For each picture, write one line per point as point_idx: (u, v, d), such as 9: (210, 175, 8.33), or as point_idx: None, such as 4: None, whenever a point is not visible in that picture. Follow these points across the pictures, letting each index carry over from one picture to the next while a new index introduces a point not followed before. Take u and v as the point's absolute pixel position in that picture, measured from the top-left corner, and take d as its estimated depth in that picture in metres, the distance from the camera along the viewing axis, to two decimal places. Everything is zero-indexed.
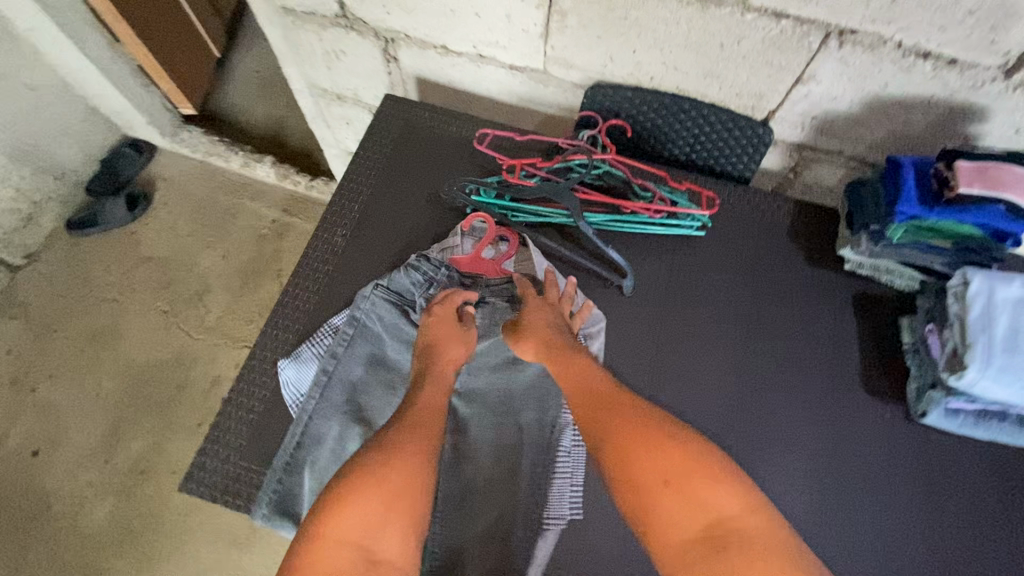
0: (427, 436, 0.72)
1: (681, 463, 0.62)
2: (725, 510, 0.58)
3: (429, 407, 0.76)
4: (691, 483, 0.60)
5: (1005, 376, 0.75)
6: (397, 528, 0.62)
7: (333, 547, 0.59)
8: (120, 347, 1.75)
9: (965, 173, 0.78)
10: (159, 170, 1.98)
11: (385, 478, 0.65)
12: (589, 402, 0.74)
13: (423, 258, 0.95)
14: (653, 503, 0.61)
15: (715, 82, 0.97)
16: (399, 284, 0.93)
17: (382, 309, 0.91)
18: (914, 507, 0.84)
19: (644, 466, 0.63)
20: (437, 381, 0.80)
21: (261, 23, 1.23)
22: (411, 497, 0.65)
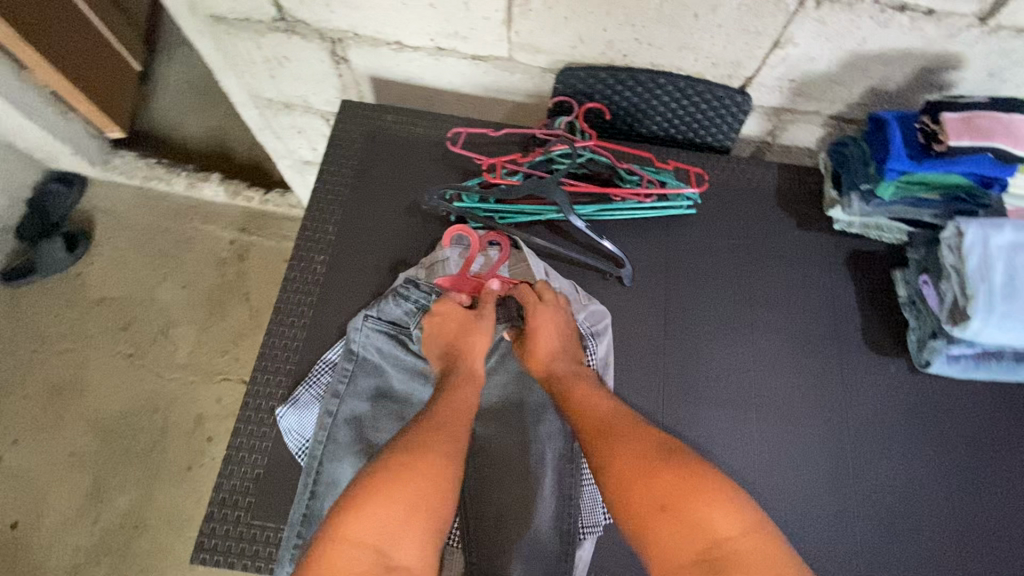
0: (455, 434, 0.70)
1: (676, 486, 0.63)
2: (720, 532, 0.59)
3: (462, 402, 0.74)
4: (687, 506, 0.61)
5: (1007, 323, 0.76)
6: (418, 533, 0.61)
7: (350, 548, 0.58)
8: (87, 399, 1.63)
9: (953, 125, 0.77)
10: (96, 203, 1.82)
11: (410, 481, 0.63)
12: (590, 425, 0.73)
13: (413, 286, 0.87)
14: (651, 526, 0.62)
15: (691, 54, 0.93)
16: (391, 313, 0.86)
17: (379, 340, 0.85)
18: (927, 455, 0.87)
19: (639, 487, 0.64)
20: (468, 377, 0.78)
21: (188, 34, 1.12)
22: (436, 500, 0.63)
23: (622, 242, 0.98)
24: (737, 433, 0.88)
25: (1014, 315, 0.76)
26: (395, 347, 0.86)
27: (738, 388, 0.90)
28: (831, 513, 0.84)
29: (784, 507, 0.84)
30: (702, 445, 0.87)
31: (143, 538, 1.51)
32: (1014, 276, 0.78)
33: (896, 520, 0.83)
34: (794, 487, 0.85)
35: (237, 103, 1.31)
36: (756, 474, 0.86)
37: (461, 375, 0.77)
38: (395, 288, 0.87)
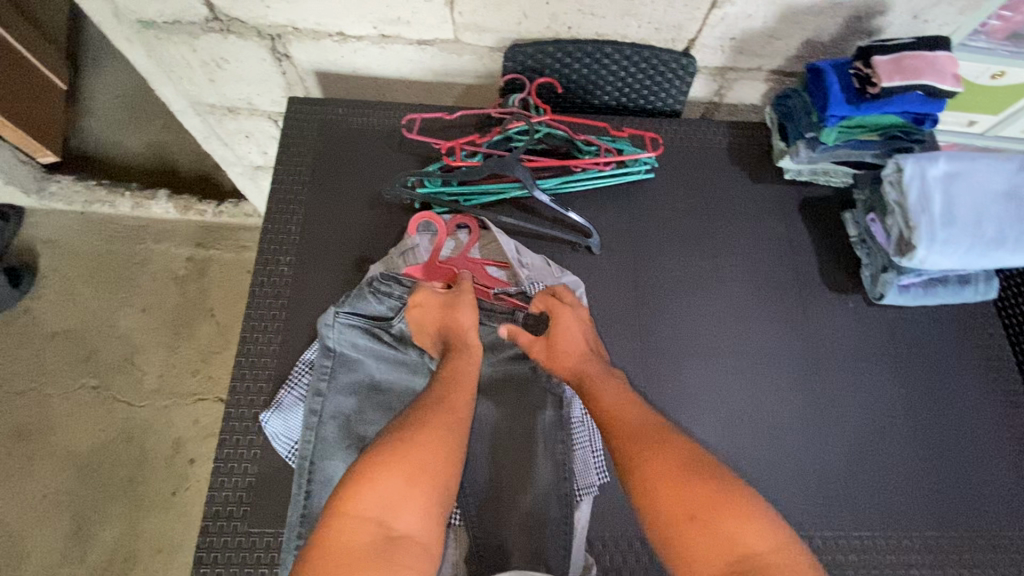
0: (455, 409, 0.71)
1: (709, 497, 0.62)
2: (751, 546, 0.58)
3: (457, 371, 0.76)
4: (719, 517, 0.60)
5: (947, 249, 0.82)
6: (419, 504, 0.62)
7: (354, 521, 0.59)
8: (54, 438, 1.56)
9: (884, 68, 0.82)
10: (37, 233, 1.73)
11: (412, 453, 0.64)
12: (621, 428, 0.73)
13: (394, 281, 0.86)
14: (680, 538, 0.61)
15: (634, 21, 0.95)
16: (371, 309, 0.86)
17: (358, 335, 0.85)
18: (890, 380, 0.93)
19: (669, 496, 0.64)
20: (465, 350, 0.79)
21: (116, 43, 1.07)
22: (438, 471, 0.64)
23: (587, 212, 1.00)
24: (716, 383, 0.91)
25: (953, 241, 0.82)
26: (373, 341, 0.85)
27: (713, 341, 0.94)
28: (810, 447, 0.89)
29: (767, 447, 0.88)
30: (686, 399, 0.90)
31: (134, 570, 1.46)
32: (950, 204, 0.83)
33: (869, 444, 0.89)
34: (775, 427, 0.89)
35: (178, 112, 1.26)
36: (739, 420, 0.89)
37: (459, 350, 0.79)
38: (373, 285, 0.86)
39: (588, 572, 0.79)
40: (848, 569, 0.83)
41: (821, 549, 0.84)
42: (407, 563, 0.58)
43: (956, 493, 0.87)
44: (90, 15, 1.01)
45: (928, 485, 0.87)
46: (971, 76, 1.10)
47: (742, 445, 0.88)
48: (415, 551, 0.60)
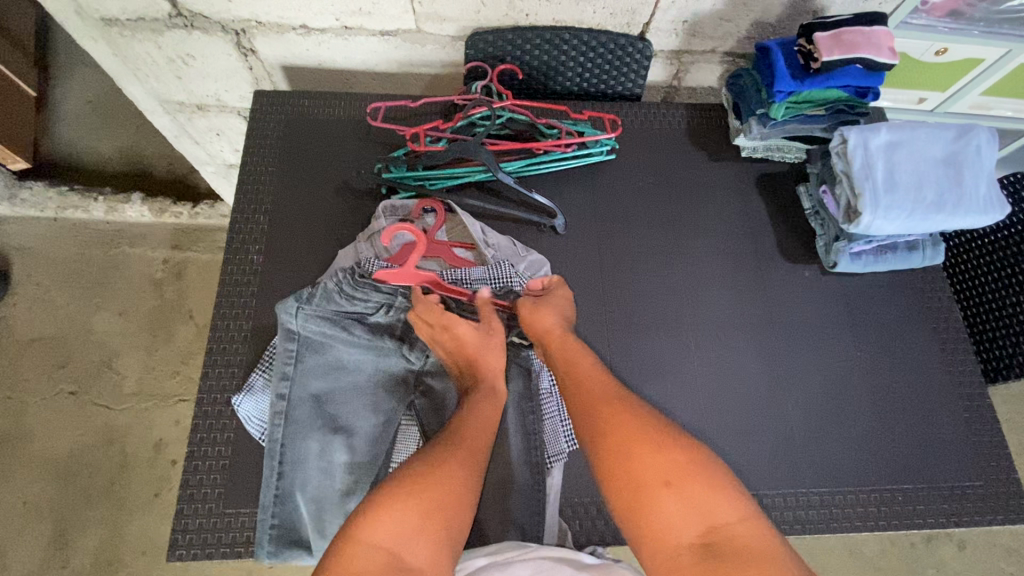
0: (473, 447, 0.70)
1: (684, 467, 0.65)
2: (722, 515, 0.62)
3: (484, 419, 0.75)
4: (693, 489, 0.64)
5: (890, 213, 0.86)
6: (433, 539, 0.61)
7: (364, 550, 0.58)
8: (33, 445, 1.55)
9: (825, 44, 0.86)
10: (9, 241, 1.71)
11: (426, 490, 0.63)
12: (595, 396, 0.75)
13: (371, 287, 0.84)
14: (653, 502, 0.64)
15: (589, 6, 0.98)
16: (344, 305, 0.83)
17: (326, 326, 0.83)
18: (846, 345, 0.96)
19: (643, 466, 0.66)
20: (490, 394, 0.78)
21: (81, 41, 1.07)
22: (452, 508, 0.63)
23: (551, 193, 1.02)
24: (681, 354, 0.94)
25: (895, 206, 0.86)
26: (340, 332, 0.83)
27: (677, 313, 0.97)
28: (771, 411, 0.92)
29: (732, 413, 0.91)
30: (652, 369, 0.93)
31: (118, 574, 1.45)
32: (891, 171, 0.88)
33: (828, 406, 0.93)
34: (738, 394, 0.92)
35: (147, 111, 1.27)
36: (704, 388, 0.92)
37: (483, 392, 0.78)
38: (341, 288, 0.83)
39: (559, 537, 0.82)
40: (809, 525, 0.86)
41: (783, 507, 0.87)
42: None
43: (910, 449, 0.91)
44: (53, 14, 1.01)
45: (884, 442, 0.91)
46: (916, 53, 1.15)
47: (707, 412, 0.91)
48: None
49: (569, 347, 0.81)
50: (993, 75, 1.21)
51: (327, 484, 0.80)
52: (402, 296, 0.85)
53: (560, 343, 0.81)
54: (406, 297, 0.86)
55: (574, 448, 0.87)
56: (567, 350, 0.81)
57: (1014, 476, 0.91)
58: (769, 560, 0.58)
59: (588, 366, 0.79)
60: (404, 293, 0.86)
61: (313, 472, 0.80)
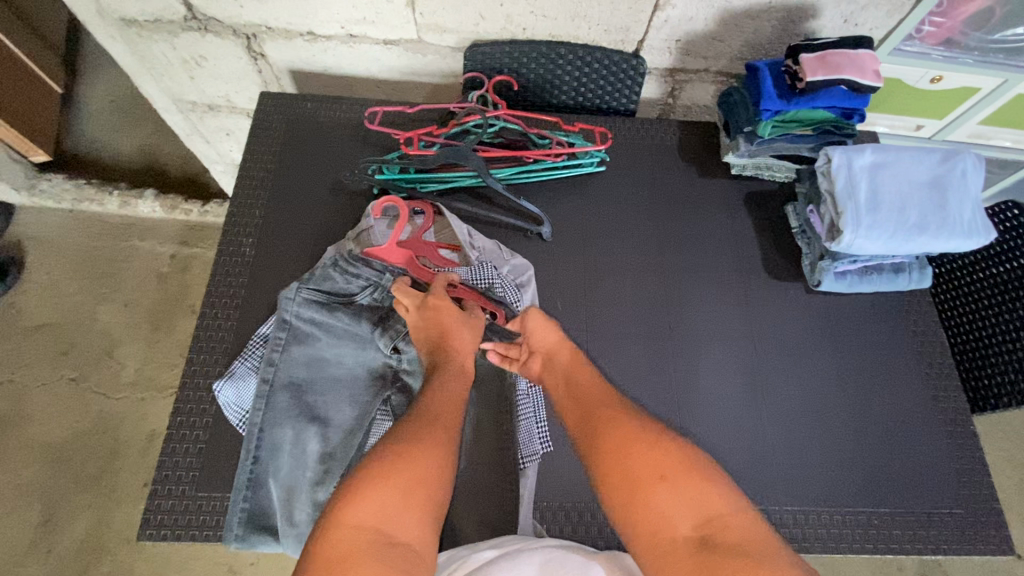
0: (445, 423, 0.69)
1: (677, 461, 0.64)
2: (716, 509, 0.60)
3: (448, 398, 0.73)
4: (687, 482, 0.62)
5: (872, 232, 0.87)
6: (416, 512, 0.60)
7: (349, 531, 0.57)
8: (30, 429, 1.58)
9: (809, 64, 0.89)
10: (25, 230, 1.78)
11: (405, 467, 0.62)
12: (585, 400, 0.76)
13: (361, 263, 0.88)
14: (647, 496, 0.62)
15: (584, 23, 1.01)
16: (339, 286, 0.88)
17: (316, 310, 0.87)
18: (829, 362, 0.96)
19: (638, 460, 0.65)
20: (455, 371, 0.77)
21: (100, 40, 1.13)
22: (432, 483, 0.63)
23: (539, 201, 1.04)
24: (661, 365, 0.94)
25: (877, 225, 0.87)
26: (327, 316, 0.87)
27: (658, 323, 0.97)
28: (749, 426, 0.91)
29: (710, 426, 0.91)
30: (630, 378, 0.93)
31: (102, 562, 1.47)
32: (874, 192, 0.88)
33: (807, 423, 0.92)
34: (717, 407, 0.92)
35: (161, 109, 1.32)
36: (682, 400, 0.92)
37: (444, 370, 0.76)
38: (338, 265, 0.88)
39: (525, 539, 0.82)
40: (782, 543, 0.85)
41: None
42: (407, 568, 0.56)
43: (889, 472, 0.90)
44: (75, 13, 1.07)
45: (863, 463, 0.90)
46: (911, 80, 1.16)
47: (683, 423, 0.91)
48: (416, 560, 0.58)
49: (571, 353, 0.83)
50: (990, 104, 1.21)
51: (299, 471, 0.82)
52: (389, 274, 0.89)
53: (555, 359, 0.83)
54: (392, 276, 0.89)
55: (548, 450, 0.87)
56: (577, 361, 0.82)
57: (996, 505, 0.89)
58: (764, 554, 0.56)
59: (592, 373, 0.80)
60: (392, 272, 0.89)
61: (286, 459, 0.82)
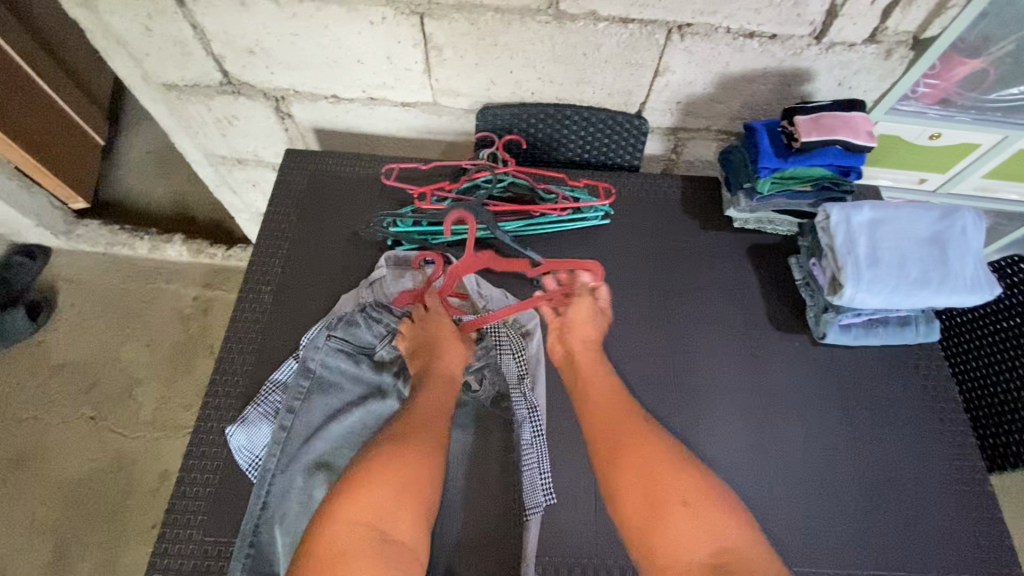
0: (433, 430, 0.79)
1: (695, 490, 0.76)
2: (732, 543, 0.71)
3: (430, 407, 0.83)
4: (708, 512, 0.73)
5: (874, 287, 0.88)
6: (408, 512, 0.71)
7: (344, 527, 0.68)
8: (48, 466, 1.62)
9: (804, 126, 0.93)
10: (59, 271, 1.87)
11: (393, 470, 0.73)
12: (606, 420, 0.85)
13: (385, 310, 0.97)
14: (667, 520, 0.73)
15: (589, 88, 1.08)
16: (361, 335, 0.94)
17: (341, 359, 0.91)
18: (836, 415, 0.95)
19: (664, 487, 0.76)
20: (443, 384, 0.87)
21: (143, 102, 1.24)
22: (422, 484, 0.74)
23: (547, 252, 1.08)
24: (667, 417, 0.94)
25: (879, 280, 0.88)
26: (352, 367, 0.92)
27: (664, 373, 0.98)
28: (757, 481, 0.90)
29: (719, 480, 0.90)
30: None
31: None
32: (874, 247, 0.90)
33: (816, 479, 0.90)
34: (726, 460, 0.91)
35: (194, 162, 1.42)
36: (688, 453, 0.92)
37: (435, 381, 0.87)
38: (364, 311, 0.95)
39: None
40: None
41: None
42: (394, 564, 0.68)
43: (903, 532, 0.88)
44: (123, 79, 1.18)
45: (875, 521, 0.88)
46: (910, 136, 1.19)
47: None
48: (408, 556, 0.69)
49: (597, 378, 0.91)
50: (991, 160, 1.23)
51: (305, 519, 0.82)
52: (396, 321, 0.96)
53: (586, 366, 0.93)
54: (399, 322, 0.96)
55: (552, 503, 0.85)
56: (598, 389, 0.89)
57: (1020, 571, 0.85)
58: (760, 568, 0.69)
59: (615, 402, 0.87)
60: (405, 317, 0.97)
61: (293, 506, 0.83)
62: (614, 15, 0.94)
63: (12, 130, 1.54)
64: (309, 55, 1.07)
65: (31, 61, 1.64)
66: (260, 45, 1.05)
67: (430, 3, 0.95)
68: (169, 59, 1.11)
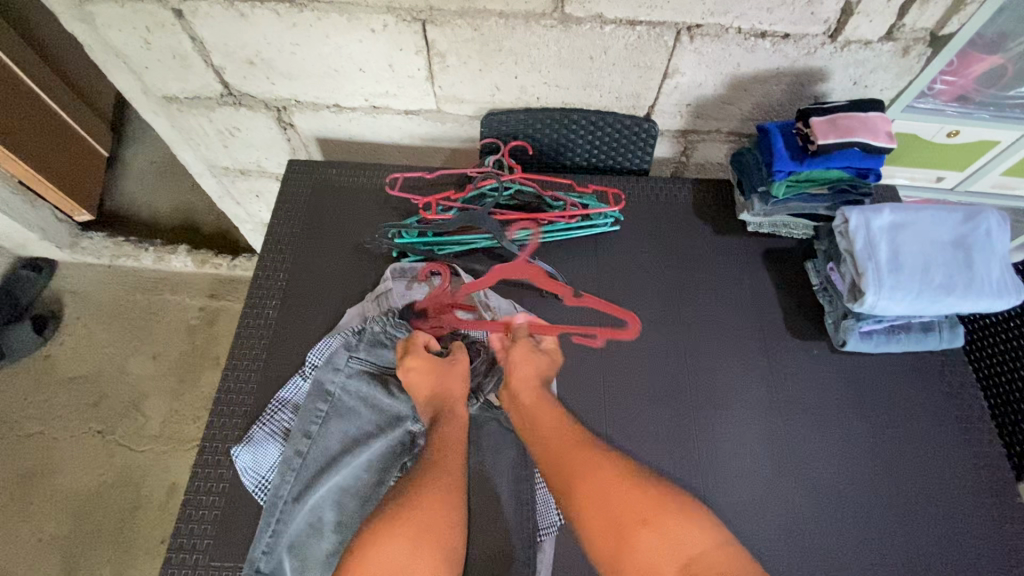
0: (450, 471, 0.77)
1: (655, 506, 0.74)
2: (695, 549, 0.69)
3: (450, 444, 0.80)
4: (667, 522, 0.72)
5: (897, 294, 0.85)
6: (428, 561, 0.69)
7: None
8: (56, 481, 1.61)
9: (820, 127, 0.90)
10: (65, 284, 1.86)
11: (415, 513, 0.72)
12: (553, 447, 0.83)
13: (401, 325, 0.95)
14: (631, 541, 0.71)
15: (596, 91, 1.05)
16: (382, 355, 0.92)
17: (362, 380, 0.90)
18: (857, 425, 0.92)
19: (620, 507, 0.74)
20: (453, 418, 0.84)
21: (145, 116, 1.22)
22: (442, 528, 0.72)
23: (555, 261, 1.05)
24: (682, 429, 0.92)
25: (901, 286, 0.85)
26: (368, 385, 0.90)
27: (678, 384, 0.95)
28: (776, 495, 0.87)
29: (736, 494, 0.87)
30: (649, 445, 0.90)
31: None
32: (896, 253, 0.87)
33: (836, 492, 0.88)
34: (744, 476, 0.88)
35: (197, 174, 1.40)
36: (703, 467, 0.89)
37: (449, 420, 0.83)
38: (380, 327, 0.94)
39: None
40: None
41: None
42: None
43: (930, 548, 0.85)
44: (123, 93, 1.17)
45: (899, 535, 0.85)
46: (927, 134, 1.16)
47: (704, 494, 0.87)
48: None
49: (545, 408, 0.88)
50: (1011, 157, 1.20)
51: (315, 542, 0.80)
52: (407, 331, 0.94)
53: (534, 396, 0.89)
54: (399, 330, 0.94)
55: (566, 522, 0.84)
56: (538, 405, 0.88)
57: None
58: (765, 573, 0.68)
59: (552, 426, 0.85)
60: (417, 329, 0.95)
61: (301, 531, 0.80)
62: (621, 17, 0.92)
63: (15, 145, 1.53)
64: (310, 65, 1.05)
65: (33, 75, 1.63)
66: (259, 55, 1.04)
67: (432, 9, 0.93)
68: (169, 71, 1.10)
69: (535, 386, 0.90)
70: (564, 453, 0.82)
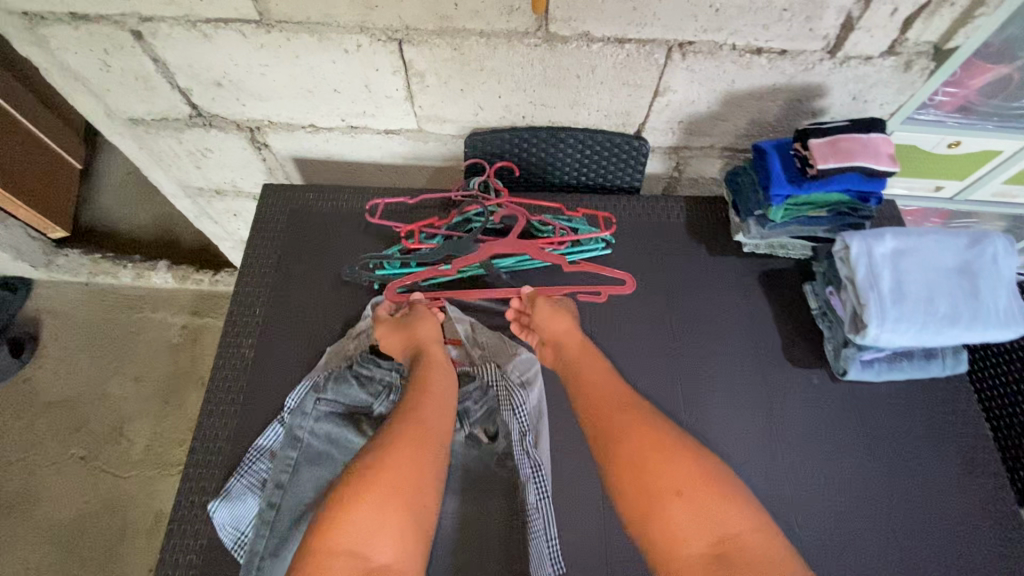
0: (429, 423, 0.76)
1: (692, 476, 0.71)
2: (733, 528, 0.67)
3: (436, 387, 0.81)
4: (702, 497, 0.69)
5: (900, 326, 0.81)
6: (399, 520, 0.67)
7: (333, 552, 0.64)
8: (39, 510, 1.57)
9: (819, 150, 0.86)
10: (42, 304, 1.80)
11: (389, 471, 0.70)
12: (595, 404, 0.82)
13: (373, 362, 0.90)
14: (665, 512, 0.69)
15: (584, 110, 1.00)
16: (353, 395, 0.88)
17: (332, 423, 0.86)
18: (859, 457, 0.89)
19: (659, 477, 0.71)
20: (434, 362, 0.85)
21: (111, 138, 1.16)
22: (413, 486, 0.70)
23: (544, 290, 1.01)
24: None
25: (904, 318, 0.82)
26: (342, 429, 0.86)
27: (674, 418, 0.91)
28: None
29: None
30: None
31: None
32: (899, 281, 0.83)
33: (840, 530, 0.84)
34: None
35: (171, 194, 1.34)
36: None
37: (431, 364, 0.85)
38: (352, 367, 0.89)
39: None
40: None
41: None
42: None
43: None
44: (86, 115, 1.11)
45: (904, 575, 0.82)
46: (927, 145, 1.12)
47: None
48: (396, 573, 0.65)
49: (589, 365, 0.87)
50: (1013, 167, 1.16)
51: None
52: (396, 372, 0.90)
53: (575, 346, 0.89)
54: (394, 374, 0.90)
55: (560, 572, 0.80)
56: (583, 356, 0.88)
57: None
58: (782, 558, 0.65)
59: (598, 379, 0.85)
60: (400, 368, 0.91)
61: None
62: (609, 35, 0.86)
63: None
64: (282, 86, 0.99)
65: None
66: (227, 77, 0.98)
67: (408, 28, 0.87)
68: (132, 93, 1.03)
69: (575, 330, 0.91)
70: (608, 417, 0.79)
